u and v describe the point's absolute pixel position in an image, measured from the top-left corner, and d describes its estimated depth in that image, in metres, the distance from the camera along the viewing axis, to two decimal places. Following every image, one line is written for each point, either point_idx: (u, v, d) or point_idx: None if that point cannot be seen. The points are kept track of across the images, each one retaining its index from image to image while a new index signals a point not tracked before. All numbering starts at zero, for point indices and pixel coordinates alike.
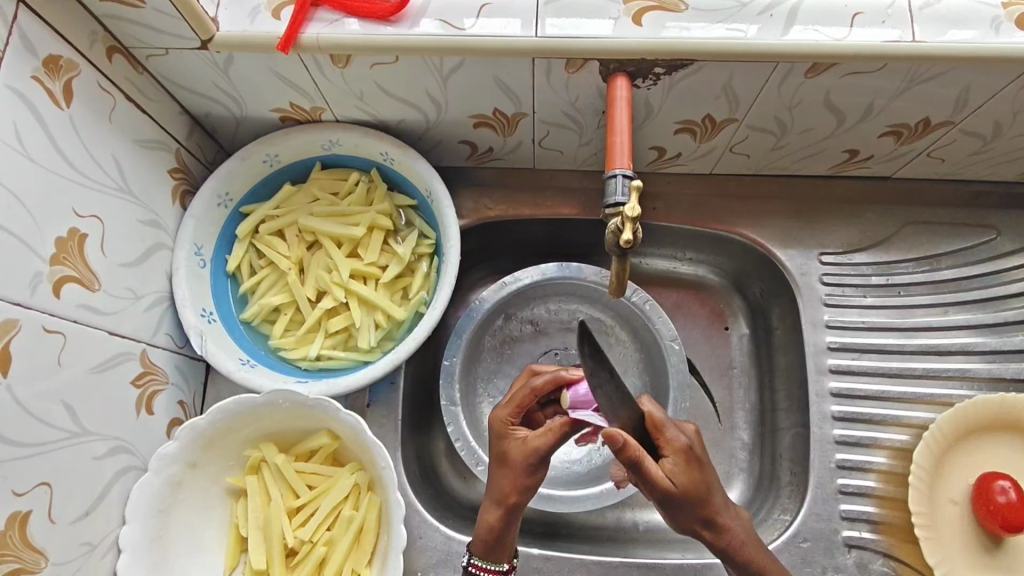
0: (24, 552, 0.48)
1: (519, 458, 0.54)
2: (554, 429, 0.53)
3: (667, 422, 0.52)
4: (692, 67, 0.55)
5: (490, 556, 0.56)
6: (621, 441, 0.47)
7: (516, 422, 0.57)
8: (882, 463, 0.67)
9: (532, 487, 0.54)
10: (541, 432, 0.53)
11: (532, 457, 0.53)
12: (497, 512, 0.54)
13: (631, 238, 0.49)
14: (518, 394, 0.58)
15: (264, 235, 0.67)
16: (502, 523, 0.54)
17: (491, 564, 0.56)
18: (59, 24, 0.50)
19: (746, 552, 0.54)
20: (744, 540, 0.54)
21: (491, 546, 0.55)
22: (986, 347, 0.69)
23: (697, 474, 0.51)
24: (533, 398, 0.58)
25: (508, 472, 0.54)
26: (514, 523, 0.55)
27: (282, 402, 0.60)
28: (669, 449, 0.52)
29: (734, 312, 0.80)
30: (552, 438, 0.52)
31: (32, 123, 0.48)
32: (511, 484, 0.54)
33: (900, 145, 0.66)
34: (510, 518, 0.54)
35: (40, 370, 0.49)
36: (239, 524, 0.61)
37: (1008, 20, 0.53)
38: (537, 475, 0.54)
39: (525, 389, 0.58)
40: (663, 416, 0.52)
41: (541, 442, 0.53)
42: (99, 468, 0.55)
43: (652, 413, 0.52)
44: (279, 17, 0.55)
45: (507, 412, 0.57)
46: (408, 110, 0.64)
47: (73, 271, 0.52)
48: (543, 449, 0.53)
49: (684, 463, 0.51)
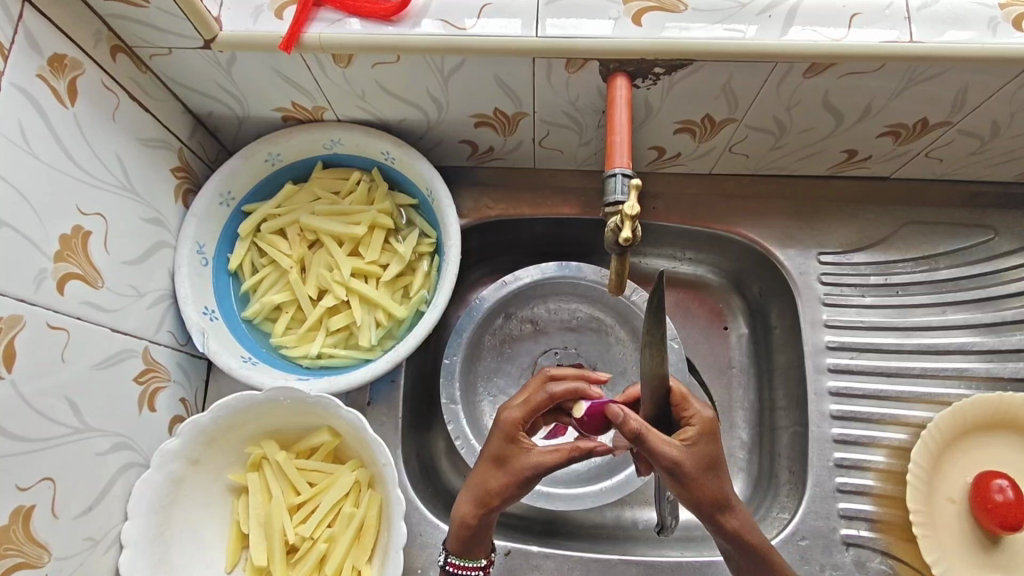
0: (28, 547, 0.49)
1: (521, 469, 0.54)
2: (567, 450, 0.53)
3: (693, 396, 0.54)
4: (691, 67, 0.56)
5: (468, 553, 0.57)
6: (621, 416, 0.51)
7: (523, 426, 0.57)
8: (880, 462, 0.68)
9: (518, 496, 0.54)
10: (549, 449, 0.54)
11: (533, 470, 0.53)
12: (477, 511, 0.54)
13: (630, 236, 0.50)
14: (536, 399, 0.57)
15: (266, 234, 0.68)
16: (482, 521, 0.54)
17: (469, 561, 0.57)
18: (65, 24, 0.50)
19: (752, 537, 0.54)
20: (747, 529, 0.54)
21: (466, 541, 0.56)
22: (984, 346, 0.70)
23: (713, 450, 0.52)
24: (548, 405, 0.57)
25: (502, 476, 0.54)
26: (490, 524, 0.56)
27: (285, 399, 0.60)
28: (690, 420, 0.53)
29: (733, 312, 0.81)
30: (560, 459, 0.53)
31: (36, 121, 0.49)
32: (500, 488, 0.54)
33: (899, 146, 0.66)
34: (488, 520, 0.55)
35: (45, 366, 0.49)
36: (240, 521, 0.61)
37: (1006, 21, 0.53)
38: (527, 488, 0.55)
39: (544, 397, 0.57)
40: (688, 391, 0.55)
41: (545, 459, 0.53)
42: (102, 464, 0.55)
43: (677, 387, 0.54)
44: (283, 17, 0.55)
45: (520, 416, 0.56)
46: (410, 109, 0.64)
47: (78, 268, 0.52)
48: (548, 467, 0.53)
49: (702, 438, 0.52)
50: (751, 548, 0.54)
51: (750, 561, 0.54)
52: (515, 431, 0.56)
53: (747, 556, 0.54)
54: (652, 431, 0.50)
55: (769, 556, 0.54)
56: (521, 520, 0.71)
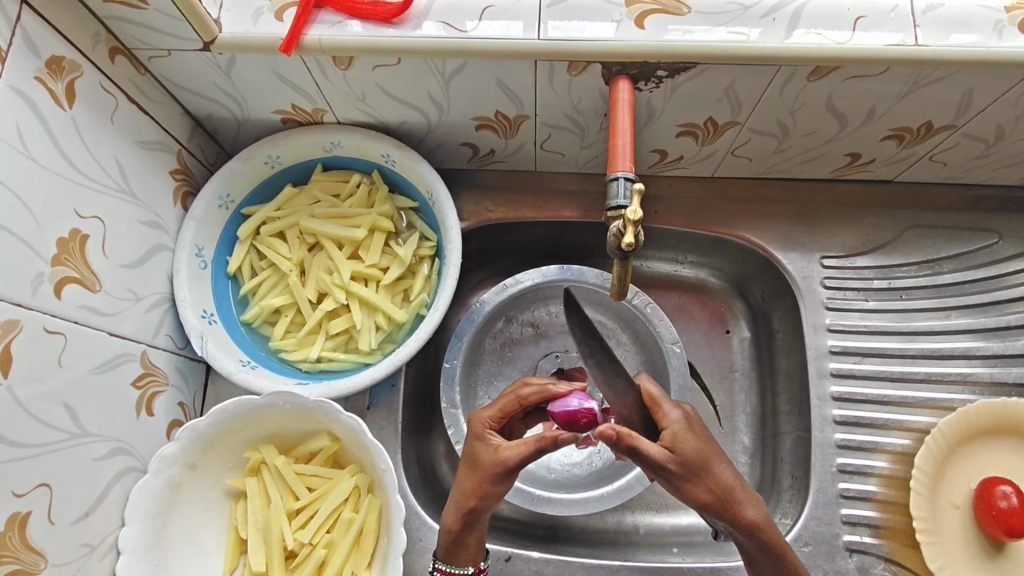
0: (23, 554, 0.48)
1: (488, 465, 0.54)
2: (529, 444, 0.53)
3: (664, 398, 0.56)
4: (695, 69, 0.55)
5: (453, 559, 0.57)
6: (613, 434, 0.49)
7: (495, 427, 0.57)
8: (883, 467, 0.67)
9: (495, 496, 0.54)
10: (514, 445, 0.54)
11: (499, 466, 0.53)
12: (458, 516, 0.55)
13: (632, 241, 0.49)
14: (504, 398, 0.58)
15: (265, 237, 0.67)
16: (462, 524, 0.55)
17: (455, 568, 0.57)
18: (63, 25, 0.50)
19: (765, 530, 0.53)
20: (761, 520, 0.53)
21: (451, 546, 0.56)
22: (988, 351, 0.69)
23: (697, 445, 0.52)
24: (518, 406, 0.58)
25: (473, 477, 0.54)
26: (473, 528, 0.56)
27: (283, 403, 0.60)
28: (664, 424, 0.54)
29: (735, 315, 0.80)
30: (525, 453, 0.53)
31: (33, 123, 0.48)
32: (472, 489, 0.54)
33: (903, 149, 0.66)
34: (470, 523, 0.55)
35: (40, 371, 0.49)
36: (239, 526, 0.61)
37: (1012, 24, 0.53)
38: (504, 485, 0.54)
39: (512, 395, 0.58)
40: (659, 393, 0.56)
41: (509, 456, 0.53)
42: (99, 469, 0.55)
43: (648, 389, 0.57)
44: (283, 19, 0.55)
45: (489, 415, 0.57)
46: (411, 112, 0.64)
47: (75, 272, 0.52)
48: (510, 464, 0.53)
49: (684, 435, 0.52)
50: (765, 541, 0.53)
51: (766, 555, 0.54)
52: (484, 430, 0.56)
53: (766, 551, 0.53)
54: (638, 439, 0.50)
55: (783, 549, 0.54)
56: (522, 526, 0.71)
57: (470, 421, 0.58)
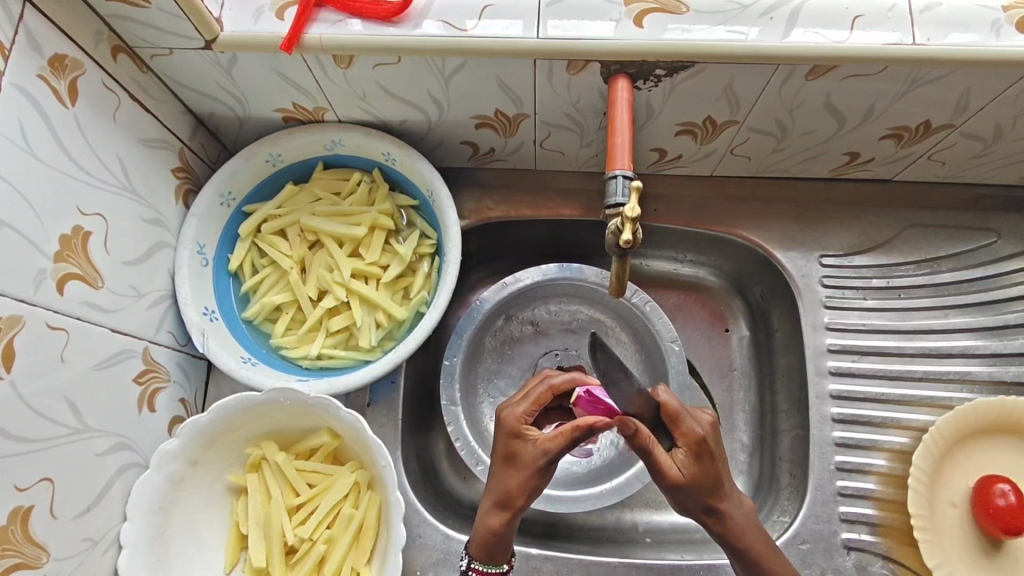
0: (25, 547, 0.48)
1: (531, 460, 0.54)
2: (566, 433, 0.53)
3: (682, 411, 0.52)
4: (694, 68, 0.56)
5: (492, 558, 0.56)
6: (633, 427, 0.50)
7: (529, 420, 0.57)
8: (881, 465, 0.67)
9: (537, 490, 0.55)
10: (551, 435, 0.54)
11: (544, 462, 0.53)
12: (502, 517, 0.54)
13: (631, 238, 0.49)
14: (534, 392, 0.58)
15: (265, 235, 0.68)
16: (507, 526, 0.54)
17: (492, 567, 0.56)
18: (66, 25, 0.50)
19: (751, 544, 0.54)
20: (749, 530, 0.54)
21: (490, 546, 0.55)
22: (986, 349, 0.69)
23: (709, 461, 0.52)
24: (548, 395, 0.58)
25: (517, 476, 0.54)
26: (515, 528, 0.55)
27: (284, 400, 0.60)
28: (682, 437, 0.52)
29: (734, 313, 0.80)
30: (563, 441, 0.53)
31: (37, 122, 0.49)
32: (518, 487, 0.54)
33: (901, 148, 0.66)
34: (512, 523, 0.55)
35: (43, 367, 0.49)
36: (239, 522, 0.61)
37: (1009, 23, 0.53)
38: (545, 479, 0.55)
39: (543, 387, 0.58)
40: (677, 404, 0.53)
41: (551, 446, 0.53)
42: (101, 464, 0.55)
43: (667, 402, 0.53)
44: (283, 17, 0.55)
45: (523, 412, 0.56)
46: (410, 110, 0.64)
47: (77, 269, 0.52)
48: (554, 453, 0.53)
49: (696, 450, 0.52)
50: (748, 553, 0.54)
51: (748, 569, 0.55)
52: (519, 426, 0.56)
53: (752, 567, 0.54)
54: (654, 442, 0.51)
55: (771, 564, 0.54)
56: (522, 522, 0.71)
57: (502, 414, 0.57)
